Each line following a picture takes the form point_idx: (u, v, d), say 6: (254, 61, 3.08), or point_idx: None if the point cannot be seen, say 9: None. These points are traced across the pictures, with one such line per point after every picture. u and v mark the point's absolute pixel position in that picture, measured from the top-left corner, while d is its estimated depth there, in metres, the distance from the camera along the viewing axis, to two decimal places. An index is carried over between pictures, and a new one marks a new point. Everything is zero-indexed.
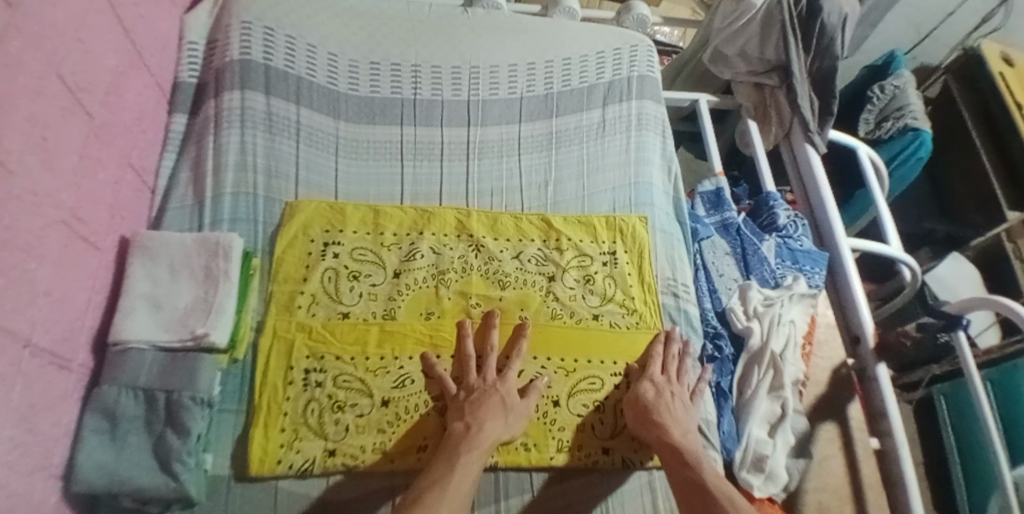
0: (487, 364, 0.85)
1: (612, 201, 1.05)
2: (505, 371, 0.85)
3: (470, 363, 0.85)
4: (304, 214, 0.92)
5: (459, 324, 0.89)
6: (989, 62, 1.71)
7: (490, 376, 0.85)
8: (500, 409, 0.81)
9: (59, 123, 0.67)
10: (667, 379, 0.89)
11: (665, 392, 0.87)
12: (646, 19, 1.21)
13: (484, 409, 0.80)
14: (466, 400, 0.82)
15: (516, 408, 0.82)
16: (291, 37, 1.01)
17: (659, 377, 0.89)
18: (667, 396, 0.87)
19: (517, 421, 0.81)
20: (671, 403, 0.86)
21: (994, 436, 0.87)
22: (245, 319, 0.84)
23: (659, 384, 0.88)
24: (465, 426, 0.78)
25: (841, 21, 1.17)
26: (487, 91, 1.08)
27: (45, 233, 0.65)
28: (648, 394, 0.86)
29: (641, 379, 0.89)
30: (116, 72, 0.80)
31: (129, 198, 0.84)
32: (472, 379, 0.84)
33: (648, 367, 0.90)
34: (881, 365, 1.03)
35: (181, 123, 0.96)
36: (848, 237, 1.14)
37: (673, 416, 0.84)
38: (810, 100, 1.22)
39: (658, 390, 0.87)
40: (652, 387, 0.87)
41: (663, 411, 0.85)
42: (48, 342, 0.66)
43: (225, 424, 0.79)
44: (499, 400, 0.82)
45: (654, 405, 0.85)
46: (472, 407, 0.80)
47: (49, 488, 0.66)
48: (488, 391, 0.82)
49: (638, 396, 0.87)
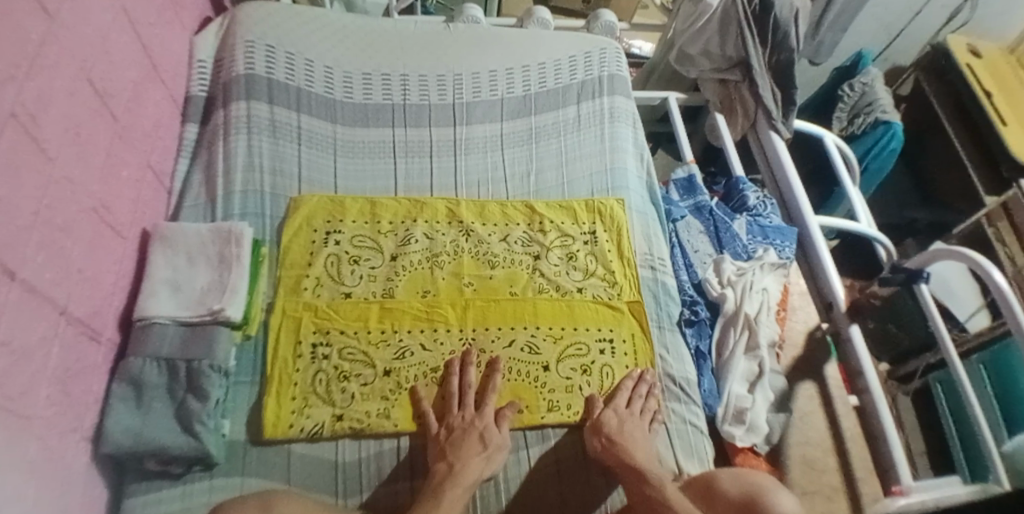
0: (465, 402, 0.88)
1: (590, 186, 1.14)
2: (483, 407, 0.88)
3: (452, 400, 0.88)
4: (307, 207, 1.00)
5: (448, 362, 0.92)
6: (954, 53, 1.76)
7: (468, 414, 0.87)
8: (479, 446, 0.83)
9: (89, 122, 0.77)
10: (632, 412, 0.89)
11: (628, 420, 0.88)
12: (614, 27, 1.34)
13: (465, 449, 0.82)
14: (446, 439, 0.84)
15: (495, 443, 0.84)
16: (291, 54, 1.12)
17: (625, 407, 0.90)
18: (630, 425, 0.87)
19: (496, 456, 0.83)
20: (632, 432, 0.87)
21: (979, 419, 0.88)
22: (256, 300, 0.92)
23: (624, 413, 0.89)
24: (448, 466, 0.80)
25: (792, 15, 1.26)
26: (470, 95, 1.18)
27: (78, 217, 0.74)
28: (611, 421, 0.87)
29: (605, 409, 0.90)
30: (137, 82, 0.90)
31: (148, 196, 0.94)
32: (454, 418, 0.86)
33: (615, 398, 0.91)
34: (853, 327, 1.08)
35: (193, 131, 1.07)
36: (815, 213, 1.22)
37: (634, 440, 0.86)
38: (772, 91, 1.32)
39: (621, 418, 0.88)
40: (614, 415, 0.88)
41: (626, 437, 0.86)
42: (80, 314, 0.74)
43: (241, 394, 0.86)
44: (477, 437, 0.84)
45: (617, 432, 0.86)
46: (453, 447, 0.82)
47: (81, 448, 0.74)
48: (468, 429, 0.85)
49: (601, 424, 0.87)
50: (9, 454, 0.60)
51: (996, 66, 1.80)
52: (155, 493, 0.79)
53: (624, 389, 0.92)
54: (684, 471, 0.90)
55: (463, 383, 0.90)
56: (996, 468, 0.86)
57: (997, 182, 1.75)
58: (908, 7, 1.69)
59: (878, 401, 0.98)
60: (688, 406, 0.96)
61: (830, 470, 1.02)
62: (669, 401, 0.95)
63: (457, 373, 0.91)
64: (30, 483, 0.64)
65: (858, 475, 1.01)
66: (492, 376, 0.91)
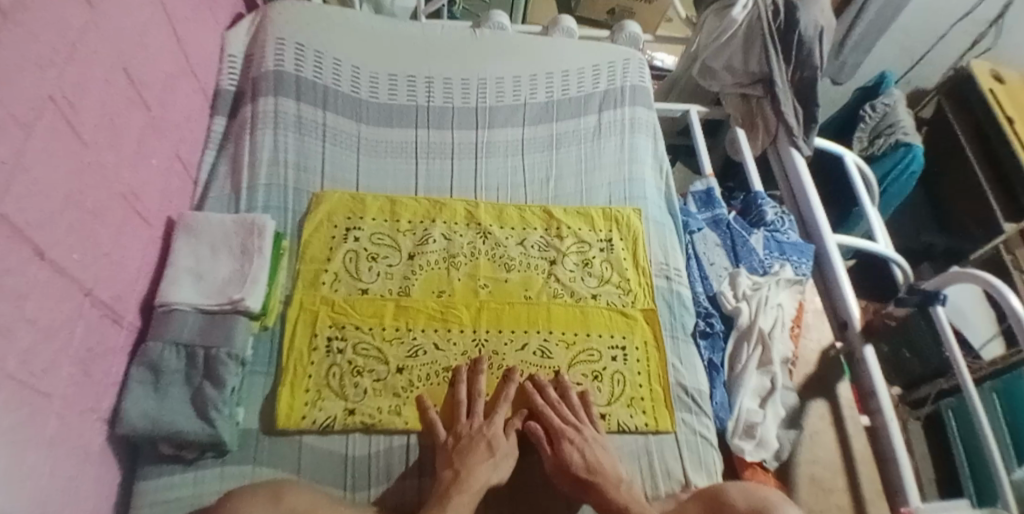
0: (475, 411, 0.88)
1: (608, 194, 1.14)
2: (493, 415, 0.87)
3: (460, 408, 0.88)
4: (329, 203, 1.02)
5: (455, 369, 0.91)
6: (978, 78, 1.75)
7: (478, 422, 0.86)
8: (486, 454, 0.82)
9: (122, 109, 0.79)
10: (586, 438, 0.85)
11: (591, 451, 0.84)
12: (639, 38, 1.35)
13: (473, 456, 0.81)
14: (454, 448, 0.83)
15: (501, 452, 0.83)
16: (319, 53, 1.14)
17: (578, 436, 0.85)
18: (593, 455, 0.83)
19: (503, 464, 0.83)
20: (599, 460, 0.83)
21: (992, 447, 0.87)
22: (275, 292, 0.93)
23: (582, 443, 0.85)
24: (454, 473, 0.79)
25: (817, 33, 1.26)
26: (493, 99, 1.20)
27: (108, 202, 0.76)
28: (575, 458, 0.83)
29: (560, 443, 0.85)
30: (169, 74, 0.93)
31: (175, 185, 0.96)
32: (462, 426, 0.86)
33: (553, 426, 0.86)
34: (869, 348, 1.07)
35: (221, 124, 1.09)
36: (833, 231, 1.22)
37: (605, 474, 0.81)
38: (793, 108, 1.32)
39: (581, 451, 0.84)
40: (575, 450, 0.84)
41: (597, 471, 0.81)
42: (105, 296, 0.76)
43: (256, 383, 0.88)
44: (485, 445, 0.83)
45: (584, 467, 0.82)
46: (460, 455, 0.82)
47: (97, 429, 0.75)
48: (476, 437, 0.84)
49: (564, 462, 0.83)
50: (29, 429, 0.62)
51: (1017, 92, 1.77)
52: (167, 477, 0.80)
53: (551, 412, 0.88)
54: (691, 482, 0.89)
55: (470, 389, 0.90)
56: (1005, 493, 0.86)
57: (1015, 209, 1.73)
58: (930, 31, 1.70)
59: (890, 422, 0.99)
60: (698, 418, 0.95)
61: (839, 491, 1.00)
62: (681, 411, 0.95)
63: (465, 380, 0.90)
64: (47, 458, 0.65)
65: (868, 498, 0.99)
66: (508, 385, 0.90)
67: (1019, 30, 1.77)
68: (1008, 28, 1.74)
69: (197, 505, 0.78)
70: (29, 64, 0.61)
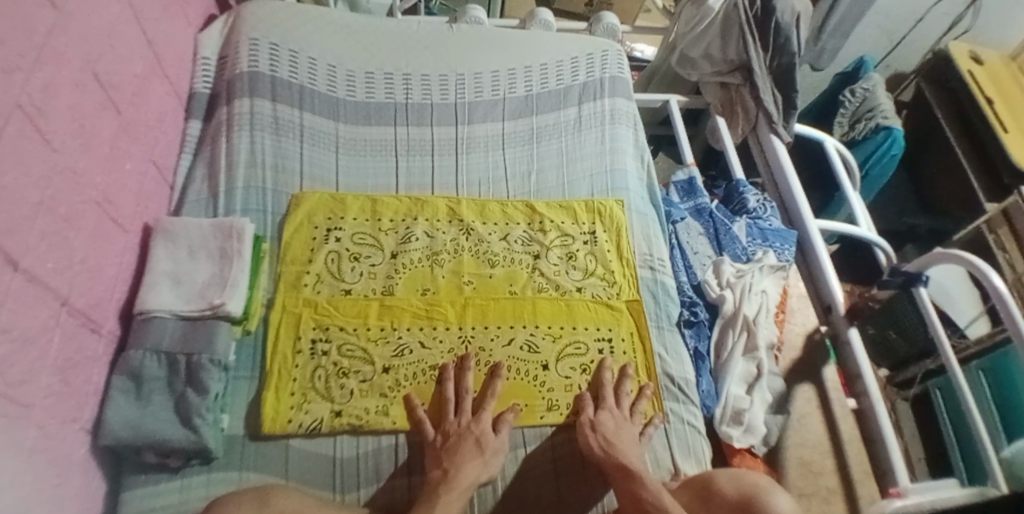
0: (463, 407, 0.87)
1: (590, 187, 1.14)
2: (481, 412, 0.87)
3: (448, 406, 0.88)
4: (308, 204, 1.01)
5: (442, 367, 0.91)
6: (956, 61, 1.77)
7: (467, 419, 0.86)
8: (476, 451, 0.82)
9: (94, 114, 0.78)
10: (623, 412, 0.90)
11: (623, 424, 0.88)
12: (616, 28, 1.34)
13: (460, 455, 0.81)
14: (443, 446, 0.83)
15: (491, 449, 0.83)
16: (294, 52, 1.13)
17: (617, 409, 0.90)
18: (624, 428, 0.88)
19: (494, 461, 0.83)
20: (627, 433, 0.87)
21: (978, 425, 0.87)
22: (257, 296, 0.92)
23: (618, 415, 0.89)
24: (443, 472, 0.79)
25: (794, 19, 1.27)
26: (472, 94, 1.19)
27: (82, 209, 0.75)
28: (607, 423, 0.87)
29: (600, 409, 0.90)
30: (141, 77, 0.92)
31: (151, 190, 0.95)
32: (449, 424, 0.86)
33: (604, 396, 0.91)
34: (853, 330, 1.09)
35: (196, 128, 1.08)
36: (814, 217, 1.22)
37: (628, 444, 0.86)
38: (773, 95, 1.32)
39: (617, 421, 0.88)
40: (610, 418, 0.88)
41: (621, 440, 0.86)
42: (81, 304, 0.75)
43: (240, 388, 0.87)
44: (473, 443, 0.83)
45: (612, 433, 0.86)
46: (450, 453, 0.82)
47: (79, 440, 0.74)
48: (464, 434, 0.84)
49: (598, 424, 0.87)
50: (10, 440, 0.61)
51: (998, 73, 1.80)
52: (154, 485, 0.79)
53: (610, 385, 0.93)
54: (681, 470, 0.90)
55: (456, 388, 0.89)
56: (994, 471, 0.86)
57: (998, 189, 1.75)
58: (910, 13, 1.71)
59: (876, 403, 0.99)
60: (686, 407, 0.96)
61: (827, 473, 1.02)
62: (668, 400, 0.96)
63: (451, 378, 0.90)
64: (29, 470, 0.64)
65: (856, 478, 1.00)
66: (494, 382, 0.90)
67: (995, 11, 1.78)
68: (984, 8, 1.76)
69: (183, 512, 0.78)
70: None
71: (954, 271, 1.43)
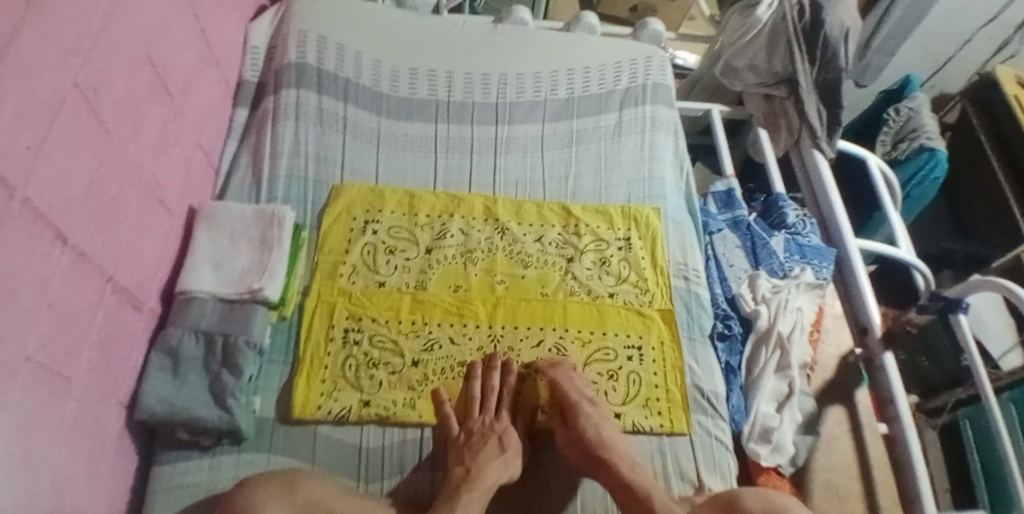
0: (488, 405, 0.88)
1: (627, 193, 1.13)
2: (504, 412, 0.88)
3: (473, 403, 0.88)
4: (347, 196, 1.03)
5: (468, 363, 0.91)
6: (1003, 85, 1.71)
7: (489, 420, 0.87)
8: (497, 450, 0.82)
9: (146, 98, 0.81)
10: (602, 415, 0.86)
11: (605, 425, 0.85)
12: (661, 35, 1.34)
13: (482, 454, 0.81)
14: (465, 444, 0.83)
15: (512, 451, 0.84)
16: (341, 45, 1.15)
17: (596, 412, 0.86)
18: (607, 432, 0.84)
19: (513, 461, 0.83)
20: (612, 437, 0.84)
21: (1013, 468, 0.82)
22: (293, 283, 0.94)
23: (598, 417, 0.85)
24: (466, 470, 0.79)
25: (842, 34, 1.24)
26: (513, 95, 1.19)
27: (131, 189, 0.78)
28: (590, 431, 0.83)
29: (577, 416, 0.85)
30: (193, 63, 0.94)
31: (198, 174, 0.98)
32: (474, 422, 0.86)
33: (573, 403, 0.86)
34: (887, 354, 1.05)
35: (243, 115, 1.10)
36: (855, 237, 1.19)
37: (616, 450, 0.83)
38: (817, 110, 1.29)
39: (598, 425, 0.84)
40: (591, 423, 0.84)
41: (608, 446, 0.83)
42: (126, 282, 0.78)
43: (273, 372, 0.89)
44: (496, 442, 0.84)
45: (596, 441, 0.83)
46: (471, 451, 0.82)
47: (115, 414, 0.77)
48: (487, 434, 0.84)
49: (581, 434, 0.83)
50: (49, 413, 0.63)
51: None
52: (185, 462, 0.81)
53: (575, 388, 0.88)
54: (706, 486, 0.88)
55: (483, 388, 0.90)
56: None
57: None
58: (956, 33, 1.65)
59: (908, 429, 0.97)
60: (715, 421, 0.94)
61: (853, 497, 0.99)
62: (696, 413, 0.94)
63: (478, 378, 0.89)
64: (66, 441, 0.67)
65: (883, 505, 0.97)
66: (512, 379, 0.91)
67: None
68: None
69: (213, 490, 0.79)
70: (56, 51, 0.62)
71: (991, 297, 1.47)
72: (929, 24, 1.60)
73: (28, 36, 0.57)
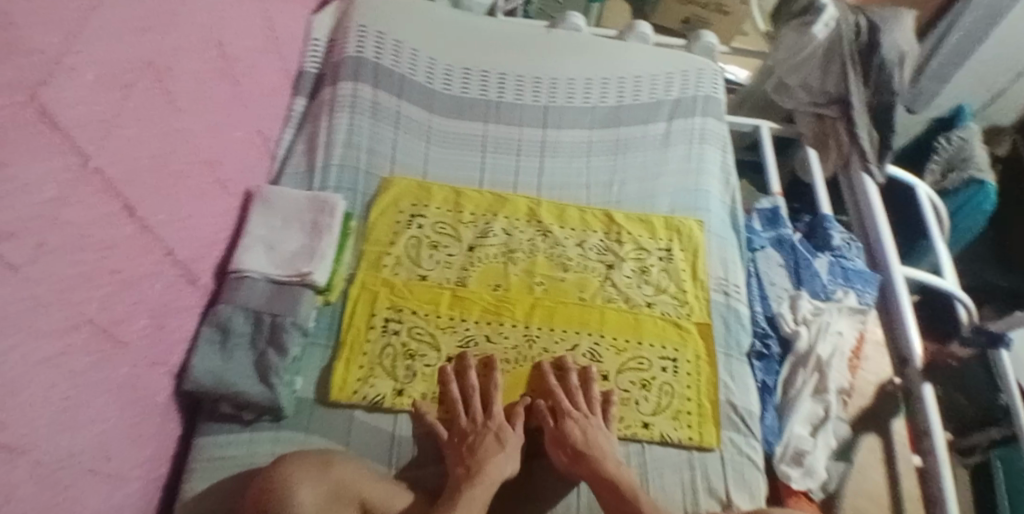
0: (472, 405, 0.88)
1: (671, 204, 1.13)
2: (492, 408, 0.88)
3: (456, 406, 0.88)
4: (396, 189, 1.05)
5: (460, 355, 0.92)
6: None
7: (482, 417, 0.87)
8: (496, 446, 0.83)
9: (213, 81, 0.84)
10: (586, 415, 0.87)
11: (591, 427, 0.86)
12: (714, 48, 1.33)
13: (482, 451, 0.81)
14: (462, 444, 0.84)
15: (509, 445, 0.84)
16: (398, 42, 1.18)
17: (580, 413, 0.87)
18: (592, 432, 0.85)
19: (515, 454, 0.84)
20: (598, 439, 0.85)
21: None
22: (340, 270, 0.96)
23: (584, 421, 0.86)
24: (465, 469, 0.80)
25: (898, 58, 1.25)
26: (563, 100, 1.20)
27: (194, 167, 0.81)
28: (574, 432, 0.85)
29: (562, 419, 0.87)
30: (257, 50, 0.98)
31: (255, 158, 1.01)
32: (463, 423, 0.86)
33: (561, 406, 0.88)
34: (926, 385, 1.02)
35: (301, 105, 1.14)
36: (901, 264, 1.17)
37: (602, 449, 0.84)
38: (868, 132, 1.28)
39: (584, 428, 0.85)
40: (575, 425, 0.85)
41: (593, 446, 0.83)
42: (183, 256, 0.81)
43: (315, 355, 0.91)
44: (493, 438, 0.84)
45: (579, 442, 0.84)
46: (470, 450, 0.82)
47: (164, 382, 0.80)
48: (482, 432, 0.84)
49: (564, 436, 0.85)
50: (101, 376, 0.66)
51: None
52: (226, 434, 0.84)
53: (559, 392, 0.90)
54: (733, 503, 0.87)
55: (463, 390, 0.89)
56: None
57: None
58: (1011, 65, 1.59)
59: (943, 468, 0.93)
60: (746, 439, 0.93)
61: None
62: (729, 429, 0.93)
63: (454, 379, 0.90)
64: (116, 403, 0.70)
65: None
66: (492, 376, 0.91)
67: None
68: None
69: (252, 464, 0.82)
70: (130, 28, 0.64)
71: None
72: (982, 55, 1.54)
73: (106, 13, 0.60)
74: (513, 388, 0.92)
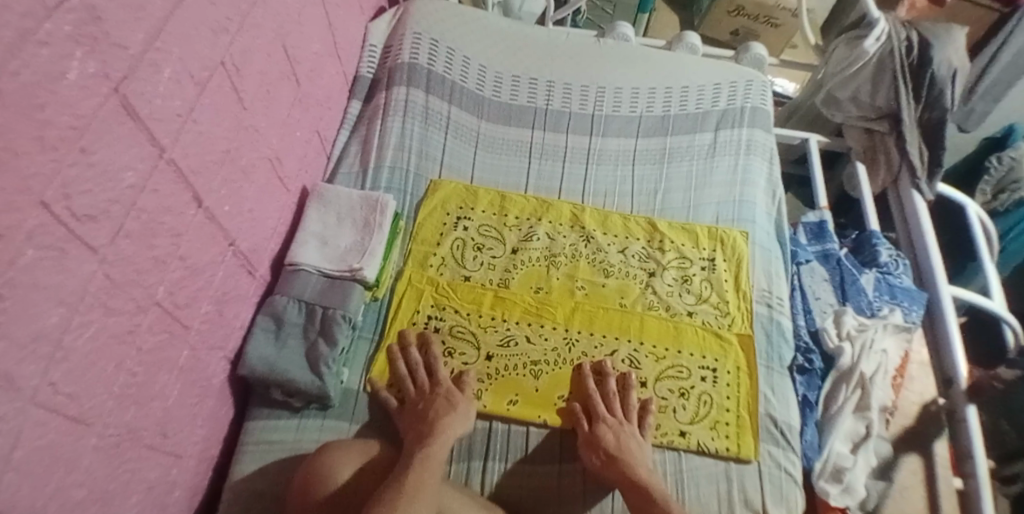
0: (417, 378, 0.90)
1: (716, 214, 1.13)
2: (437, 373, 0.90)
3: (404, 380, 0.90)
4: (443, 191, 1.09)
5: (402, 333, 0.95)
6: None
7: (430, 384, 0.89)
8: (447, 405, 0.85)
9: (278, 82, 0.89)
10: (621, 421, 0.88)
11: (624, 432, 0.86)
12: (763, 59, 1.32)
13: (434, 412, 0.84)
14: (412, 412, 0.86)
15: (462, 403, 0.86)
16: (450, 50, 1.21)
17: (614, 418, 0.88)
18: (624, 437, 0.86)
19: (472, 411, 0.86)
20: (631, 446, 0.85)
21: None
22: (387, 267, 1.00)
23: (618, 426, 0.87)
24: (419, 432, 0.82)
25: (951, 74, 1.20)
26: (610, 108, 1.21)
27: (257, 163, 0.86)
28: (608, 437, 0.85)
29: (596, 422, 0.88)
30: (318, 54, 1.03)
31: (313, 157, 1.06)
32: (411, 393, 0.88)
33: (596, 410, 0.89)
34: (971, 406, 1.00)
35: (356, 107, 1.19)
36: (950, 284, 1.14)
37: (637, 454, 0.84)
38: (919, 150, 1.24)
39: (617, 433, 0.86)
40: (609, 430, 0.86)
41: (626, 451, 0.84)
42: (244, 247, 0.86)
43: (360, 348, 0.95)
44: (444, 400, 0.86)
45: (613, 447, 0.84)
46: (422, 416, 0.84)
47: (220, 366, 0.84)
48: (432, 398, 0.86)
49: (598, 439, 0.85)
50: (165, 356, 0.70)
51: None
52: (274, 420, 0.88)
53: (595, 395, 0.91)
54: None
55: (410, 365, 0.91)
56: None
57: None
58: None
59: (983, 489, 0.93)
60: (786, 453, 0.92)
61: None
62: (768, 443, 0.92)
63: (401, 356, 0.92)
64: (178, 383, 0.74)
65: None
66: (431, 349, 0.93)
67: None
68: None
69: (297, 450, 0.85)
70: (208, 29, 0.69)
71: None
72: None
73: (187, 13, 0.65)
74: (553, 388, 0.93)
